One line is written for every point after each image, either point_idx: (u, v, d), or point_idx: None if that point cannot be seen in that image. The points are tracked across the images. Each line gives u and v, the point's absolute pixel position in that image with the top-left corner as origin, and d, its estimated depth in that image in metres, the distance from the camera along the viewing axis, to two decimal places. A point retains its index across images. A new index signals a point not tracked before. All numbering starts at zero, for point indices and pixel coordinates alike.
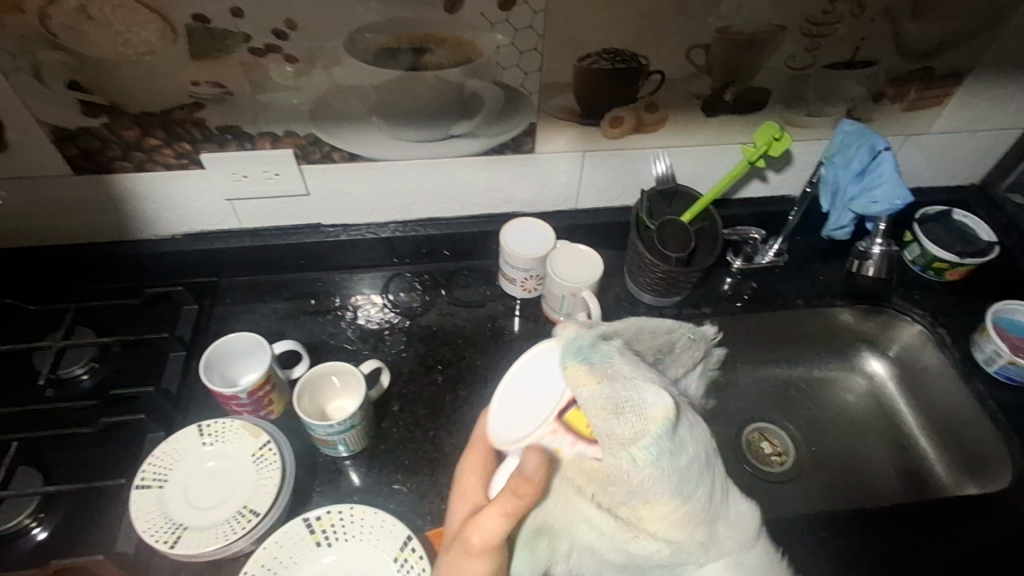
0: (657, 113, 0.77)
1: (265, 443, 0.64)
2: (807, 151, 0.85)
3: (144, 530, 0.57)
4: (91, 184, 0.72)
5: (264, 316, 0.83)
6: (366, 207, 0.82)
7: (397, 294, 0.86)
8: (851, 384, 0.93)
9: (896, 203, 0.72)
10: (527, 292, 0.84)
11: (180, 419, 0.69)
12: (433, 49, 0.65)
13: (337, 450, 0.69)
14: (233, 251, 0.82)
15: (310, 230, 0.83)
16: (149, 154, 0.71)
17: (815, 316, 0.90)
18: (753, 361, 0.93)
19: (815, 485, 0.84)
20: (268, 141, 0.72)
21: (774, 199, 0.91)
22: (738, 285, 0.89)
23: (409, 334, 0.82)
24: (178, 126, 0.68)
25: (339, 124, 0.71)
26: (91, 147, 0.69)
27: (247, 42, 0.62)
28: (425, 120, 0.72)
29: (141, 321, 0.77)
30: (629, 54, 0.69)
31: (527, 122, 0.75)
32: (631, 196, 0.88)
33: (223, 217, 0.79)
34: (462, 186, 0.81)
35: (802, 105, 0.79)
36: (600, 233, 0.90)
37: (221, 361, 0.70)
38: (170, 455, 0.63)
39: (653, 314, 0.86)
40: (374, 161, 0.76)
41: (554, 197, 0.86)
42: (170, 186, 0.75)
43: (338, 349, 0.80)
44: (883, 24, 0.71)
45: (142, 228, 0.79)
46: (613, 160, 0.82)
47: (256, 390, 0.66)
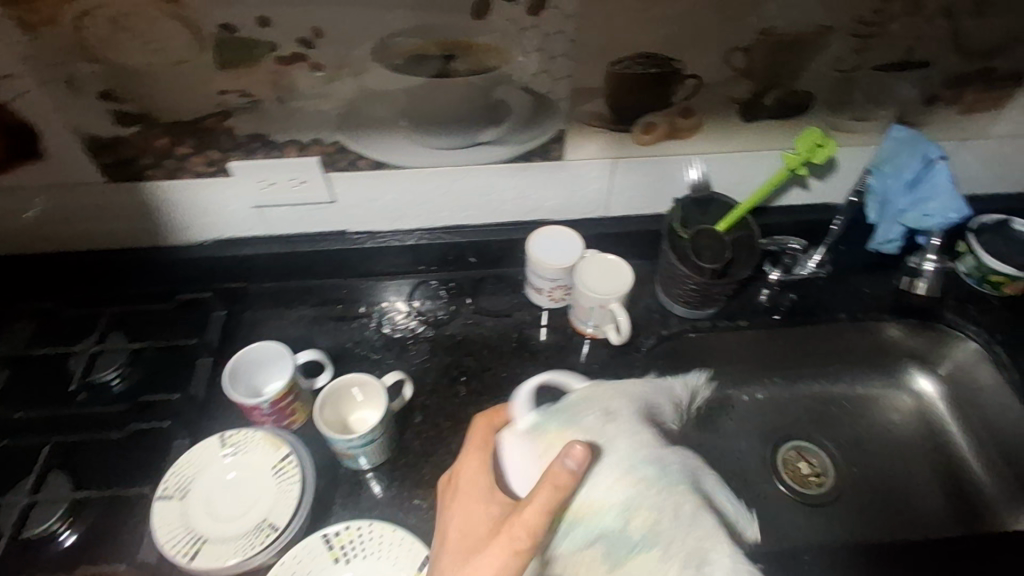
0: (692, 119, 0.73)
1: (286, 455, 0.64)
2: (852, 157, 0.80)
3: (165, 542, 0.58)
4: (125, 191, 0.73)
5: (291, 322, 0.83)
6: (393, 214, 0.81)
7: (422, 301, 0.85)
8: (897, 402, 0.88)
9: (951, 216, 0.69)
10: (554, 301, 0.82)
11: (206, 426, 0.70)
12: (461, 55, 0.64)
13: (359, 463, 0.68)
14: (261, 258, 0.82)
15: (337, 237, 0.83)
16: (179, 162, 0.71)
17: (859, 331, 0.86)
18: (791, 376, 0.89)
19: (856, 510, 0.80)
20: (295, 149, 0.71)
21: (816, 207, 0.87)
22: (776, 296, 0.85)
23: (434, 344, 0.81)
24: (207, 135, 0.69)
25: (366, 131, 0.70)
26: (125, 156, 0.70)
27: (274, 51, 0.62)
28: (452, 127, 0.71)
29: (172, 327, 0.78)
30: (663, 58, 0.67)
31: (556, 128, 0.73)
32: (665, 203, 0.85)
33: (252, 223, 0.80)
34: (489, 192, 0.80)
35: (848, 109, 0.74)
36: (632, 241, 0.87)
37: (245, 370, 0.70)
38: (192, 466, 0.63)
39: (685, 327, 0.83)
40: (399, 169, 0.75)
41: (584, 205, 0.83)
42: (200, 194, 0.75)
43: (363, 357, 0.80)
44: (939, 23, 0.66)
45: (174, 234, 0.80)
46: (645, 167, 0.79)
47: (279, 401, 0.67)
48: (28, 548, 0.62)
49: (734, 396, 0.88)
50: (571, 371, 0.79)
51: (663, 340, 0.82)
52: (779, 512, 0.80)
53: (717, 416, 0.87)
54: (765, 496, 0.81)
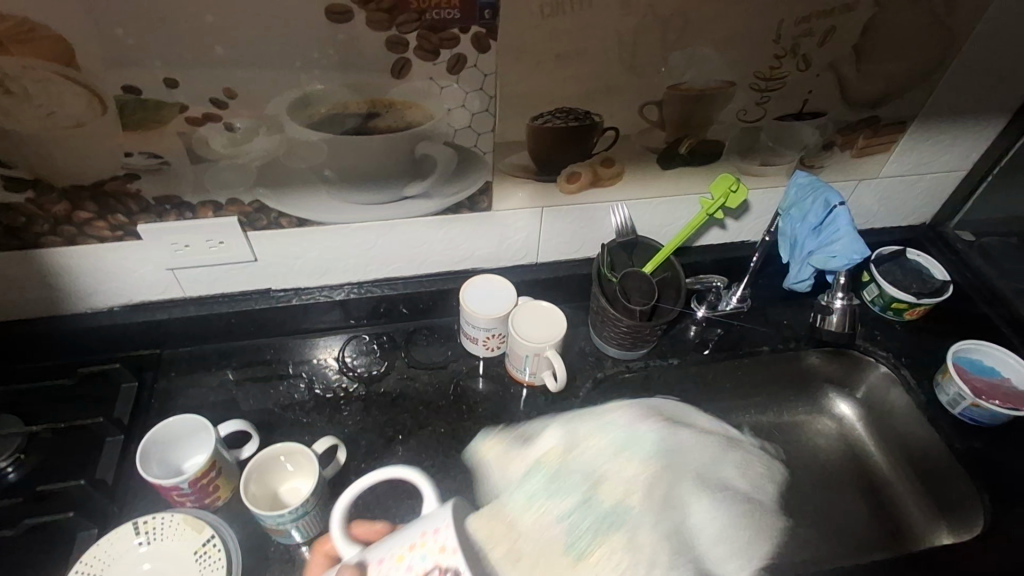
0: (613, 168, 0.76)
1: (209, 538, 0.59)
2: (763, 198, 0.85)
3: None
4: (18, 260, 0.68)
5: (211, 389, 0.78)
6: (319, 270, 0.78)
7: (354, 358, 0.82)
8: (820, 427, 0.92)
9: (853, 258, 0.72)
10: (489, 350, 0.81)
11: (115, 512, 0.64)
12: (381, 113, 0.64)
13: (291, 537, 0.64)
14: (176, 322, 0.77)
15: (260, 295, 0.79)
16: (80, 227, 0.66)
17: (782, 362, 0.90)
18: (722, 408, 0.92)
19: (791, 536, 0.82)
20: (211, 210, 0.68)
21: (735, 245, 0.91)
22: (704, 331, 0.89)
23: (367, 402, 0.78)
24: (112, 198, 0.65)
25: (286, 189, 0.68)
26: (16, 223, 0.64)
27: (183, 112, 0.59)
28: (377, 182, 0.70)
29: (75, 403, 0.72)
30: (581, 112, 0.69)
31: (482, 180, 0.73)
32: (593, 248, 0.86)
33: (165, 286, 0.75)
34: (417, 244, 0.79)
35: (755, 155, 0.79)
36: (563, 285, 0.88)
37: (161, 446, 0.65)
38: (100, 560, 0.57)
39: (620, 368, 0.84)
40: (323, 225, 0.73)
41: (514, 252, 0.84)
42: (106, 259, 0.70)
43: (292, 422, 0.76)
44: (828, 78, 0.72)
45: (76, 302, 0.74)
46: (572, 214, 0.80)
47: (200, 478, 0.62)
48: None
49: None
50: (510, 420, 0.79)
51: (600, 383, 0.83)
52: None
53: None
54: None
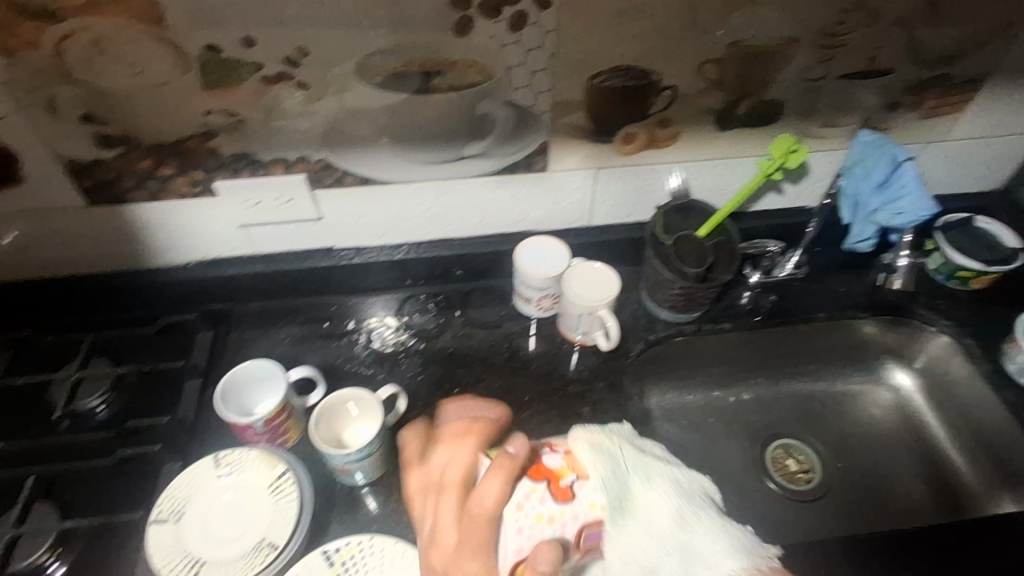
0: (670, 129, 0.76)
1: (282, 473, 0.63)
2: (823, 161, 0.83)
3: (163, 566, 0.57)
4: (107, 214, 0.73)
5: (279, 341, 0.83)
6: (380, 230, 0.81)
7: (411, 315, 0.85)
8: (877, 397, 0.91)
9: (920, 215, 0.73)
10: (542, 311, 0.83)
11: (196, 448, 0.69)
12: (444, 72, 0.65)
13: (354, 479, 0.68)
14: (247, 277, 0.81)
15: (324, 254, 0.83)
16: (163, 183, 0.71)
17: (838, 330, 0.88)
18: (775, 375, 0.91)
19: (844, 503, 0.82)
20: (282, 167, 0.72)
21: (792, 211, 0.90)
22: (757, 298, 0.88)
23: (425, 357, 0.81)
24: (192, 155, 0.68)
25: (352, 147, 0.71)
26: (107, 179, 0.69)
27: (259, 71, 0.62)
28: (438, 142, 0.72)
29: (157, 350, 0.77)
30: (639, 71, 0.69)
31: (540, 140, 0.74)
32: (647, 211, 0.87)
33: (238, 243, 0.79)
34: (474, 205, 0.81)
35: (816, 116, 0.78)
36: (615, 248, 0.89)
37: (236, 389, 0.70)
38: (186, 488, 0.62)
39: (672, 331, 0.85)
40: (386, 184, 0.76)
41: (568, 215, 0.85)
42: (184, 215, 0.75)
43: (354, 374, 0.80)
44: (897, 34, 0.70)
45: (157, 256, 0.79)
46: (626, 176, 0.81)
47: (274, 418, 0.66)
48: None
49: (721, 398, 0.90)
50: (562, 379, 0.80)
51: (650, 345, 0.84)
52: (771, 509, 0.81)
53: (707, 418, 0.88)
54: (755, 493, 0.82)
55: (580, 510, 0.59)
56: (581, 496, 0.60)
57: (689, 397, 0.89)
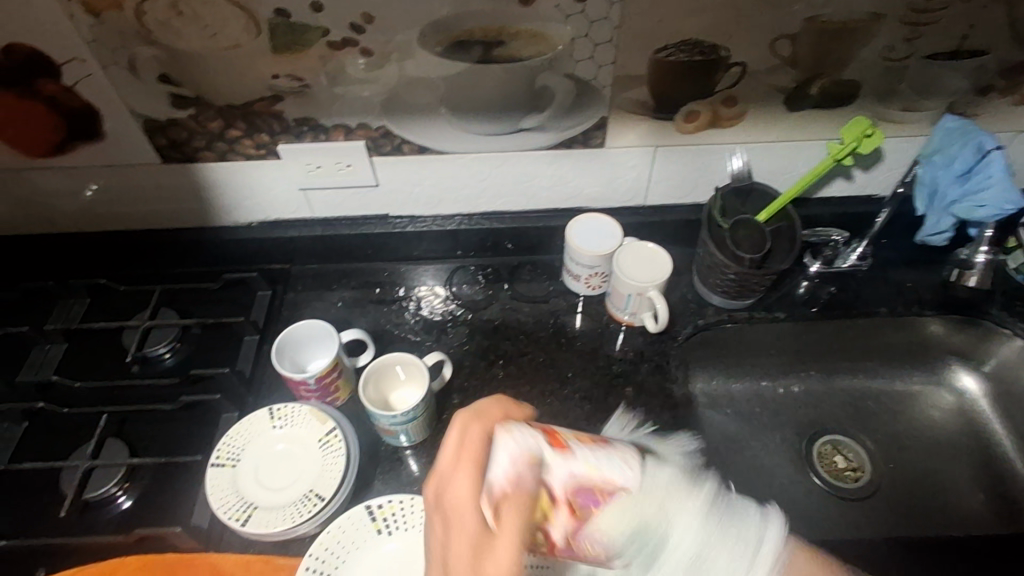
0: (736, 107, 0.73)
1: (332, 429, 0.66)
2: (899, 148, 0.79)
3: (219, 507, 0.60)
4: (178, 172, 0.76)
5: (332, 304, 0.85)
6: (434, 200, 0.82)
7: (460, 286, 0.86)
8: (937, 400, 0.86)
9: (1004, 208, 0.68)
10: (590, 289, 0.83)
11: (252, 400, 0.72)
12: (506, 41, 0.65)
13: (398, 440, 0.70)
14: (305, 240, 0.84)
15: (379, 221, 0.85)
16: (230, 144, 0.73)
17: (900, 326, 0.84)
18: (828, 369, 0.88)
19: (893, 505, 0.79)
20: (342, 133, 0.73)
21: (860, 199, 0.86)
22: (815, 289, 0.85)
23: (472, 327, 0.82)
24: (259, 118, 0.71)
25: (411, 116, 0.72)
26: (179, 138, 0.72)
27: (324, 36, 0.63)
28: (496, 113, 0.71)
29: (220, 305, 0.81)
30: (708, 45, 0.66)
31: (599, 115, 0.73)
32: (705, 193, 0.84)
33: (298, 206, 0.82)
34: (527, 179, 0.80)
35: (895, 99, 0.73)
36: (669, 230, 0.87)
37: (291, 346, 0.72)
38: (243, 436, 0.65)
39: (722, 317, 0.83)
40: (442, 154, 0.76)
41: (622, 193, 0.83)
42: (249, 176, 0.77)
43: (402, 339, 0.82)
44: (996, 11, 0.64)
45: (222, 215, 0.83)
46: (686, 155, 0.79)
47: (324, 377, 0.68)
48: (87, 510, 0.64)
49: (769, 389, 0.87)
50: (607, 358, 0.80)
51: (700, 329, 0.82)
52: (814, 504, 0.79)
53: (753, 408, 0.86)
54: (800, 487, 0.80)
55: (574, 466, 0.46)
56: (577, 454, 0.47)
57: (736, 385, 0.87)
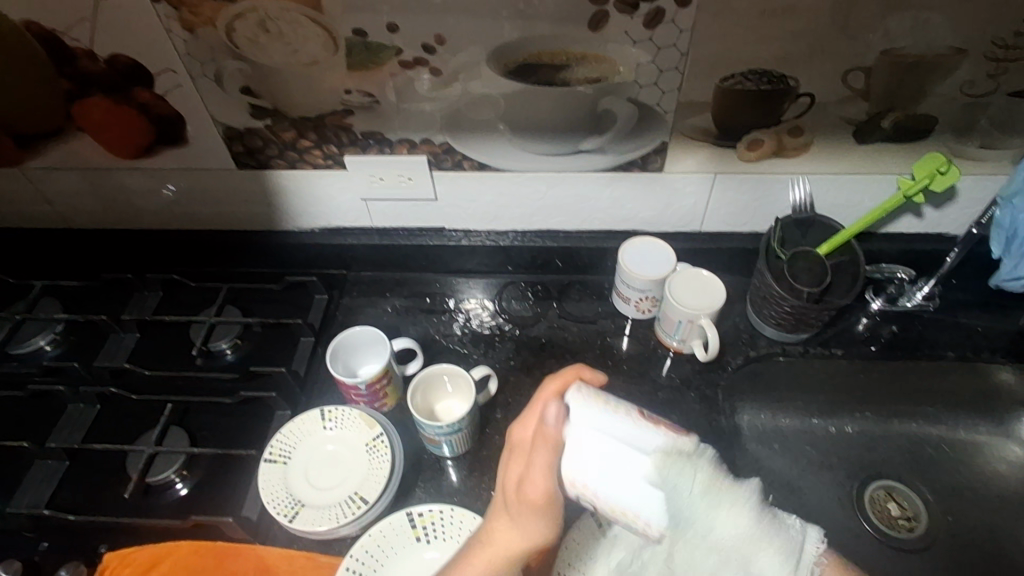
0: (801, 138, 0.72)
1: (379, 434, 0.68)
2: (974, 186, 0.75)
3: (269, 501, 0.63)
4: (251, 178, 0.80)
5: (385, 311, 0.88)
6: (489, 215, 0.84)
7: (509, 301, 0.87)
8: (1003, 452, 0.80)
9: None
10: (640, 313, 0.82)
11: (305, 399, 0.75)
12: (571, 65, 0.66)
13: (441, 449, 0.71)
14: (362, 247, 0.87)
15: (434, 232, 0.87)
16: (301, 154, 0.77)
17: (968, 373, 0.80)
18: (884, 412, 0.83)
19: (949, 560, 0.74)
20: (406, 147, 0.75)
21: (928, 237, 0.83)
22: (875, 327, 0.82)
23: (518, 342, 0.83)
24: (329, 130, 0.74)
25: (473, 134, 0.73)
26: (254, 146, 0.76)
27: (397, 55, 0.66)
28: (557, 134, 0.72)
29: (279, 304, 0.84)
30: (777, 75, 0.65)
31: (660, 140, 0.73)
32: (763, 223, 0.83)
33: (358, 214, 0.85)
34: (583, 199, 0.81)
35: (973, 135, 0.70)
36: (724, 257, 0.86)
37: (345, 350, 0.75)
38: (294, 434, 0.68)
39: (774, 350, 0.81)
40: (500, 171, 0.78)
41: (678, 218, 0.83)
42: (315, 184, 0.81)
43: (449, 350, 0.83)
44: None
45: (287, 220, 0.86)
46: (746, 184, 0.77)
47: (375, 382, 0.70)
48: (148, 493, 0.67)
49: (820, 427, 0.83)
50: (653, 383, 0.79)
51: (750, 361, 0.81)
52: (864, 551, 0.76)
53: (802, 446, 0.82)
54: (849, 533, 0.77)
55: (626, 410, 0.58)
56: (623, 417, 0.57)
57: (786, 421, 0.84)
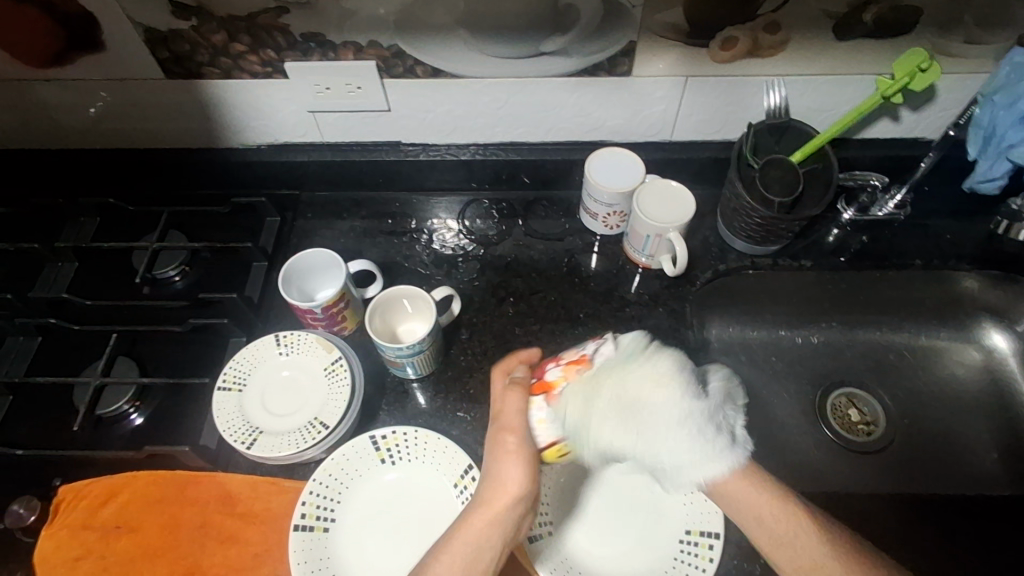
0: (778, 35, 0.67)
1: (337, 358, 0.66)
2: (955, 85, 0.72)
3: (225, 429, 0.61)
4: (183, 89, 0.73)
5: (343, 233, 0.84)
6: (448, 126, 0.78)
7: (473, 220, 0.84)
8: (963, 356, 0.82)
9: None
10: (608, 228, 0.80)
11: (261, 325, 0.72)
12: None
13: (405, 371, 0.69)
14: (314, 165, 0.81)
15: (390, 147, 0.81)
16: (236, 60, 0.69)
17: (932, 281, 0.80)
18: (851, 322, 0.83)
19: (903, 460, 0.77)
20: (351, 52, 0.69)
21: (903, 142, 0.80)
22: (846, 238, 0.82)
23: (483, 263, 0.80)
24: (263, 32, 0.66)
25: (424, 35, 0.67)
26: (182, 52, 0.68)
27: None
28: (516, 34, 0.66)
29: (228, 228, 0.80)
30: None
31: (627, 39, 0.67)
32: (735, 131, 0.79)
33: (307, 129, 0.79)
34: (547, 108, 0.76)
35: (958, 30, 0.66)
36: (696, 167, 0.82)
37: (298, 274, 0.71)
38: (250, 361, 0.65)
39: (744, 263, 0.80)
40: (456, 78, 0.71)
41: (647, 127, 0.79)
42: (256, 95, 0.74)
43: (411, 272, 0.80)
44: None
45: (230, 136, 0.80)
46: (718, 87, 0.73)
47: (331, 307, 0.66)
48: (100, 425, 0.65)
49: (787, 338, 0.83)
50: (621, 300, 0.78)
51: (720, 275, 0.80)
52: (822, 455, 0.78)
53: (768, 357, 0.83)
54: (810, 438, 0.78)
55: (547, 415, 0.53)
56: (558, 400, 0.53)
57: (753, 333, 0.84)
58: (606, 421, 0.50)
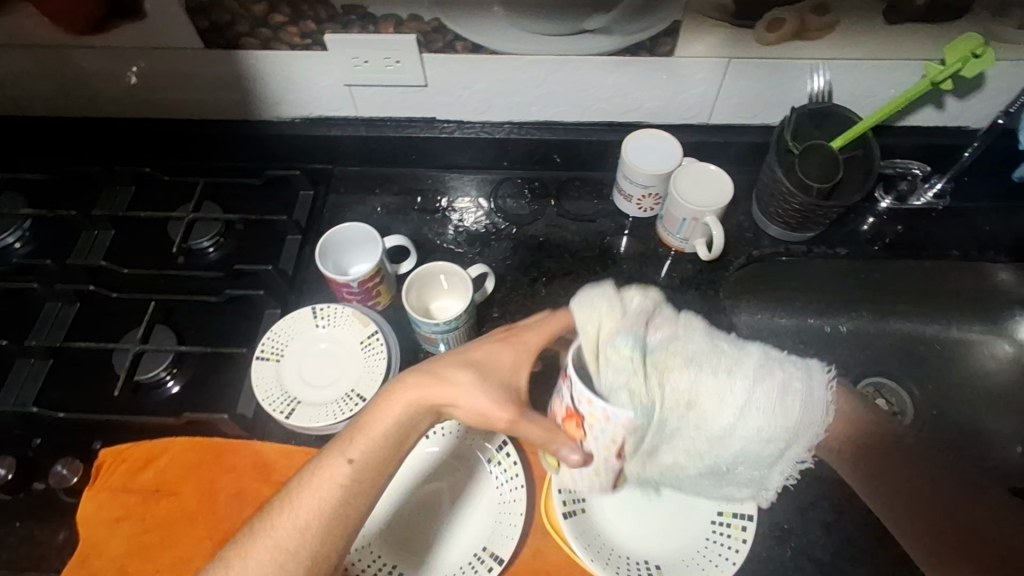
0: (825, 18, 0.66)
1: (373, 332, 0.66)
2: (1004, 73, 0.70)
3: (264, 399, 0.62)
4: (221, 60, 0.73)
5: (374, 209, 0.84)
6: (483, 104, 0.78)
7: (505, 199, 0.83)
8: (994, 350, 0.80)
9: None
10: (642, 211, 0.79)
11: (295, 298, 0.73)
12: None
13: (439, 348, 0.70)
14: (348, 140, 0.81)
15: (425, 124, 0.81)
16: (275, 31, 0.69)
17: (967, 272, 0.79)
18: (883, 311, 0.82)
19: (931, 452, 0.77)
20: (392, 24, 0.68)
21: (945, 130, 0.78)
22: (881, 226, 0.81)
23: (515, 242, 0.80)
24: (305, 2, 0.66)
25: (465, 9, 0.66)
26: (222, 21, 0.68)
27: None
28: (559, 11, 0.65)
29: (261, 200, 0.80)
30: None
31: (672, 19, 0.66)
32: (774, 115, 0.78)
33: (342, 103, 0.78)
34: (586, 87, 0.75)
35: (1011, 15, 0.65)
36: (733, 152, 0.81)
37: (334, 249, 0.71)
38: (286, 333, 0.66)
39: (778, 249, 0.79)
40: (495, 54, 0.71)
41: (686, 109, 0.78)
42: (293, 68, 0.74)
43: (443, 250, 0.80)
44: None
45: (265, 109, 0.80)
46: (760, 70, 0.72)
47: (367, 281, 0.67)
48: (138, 391, 0.66)
49: (816, 327, 0.82)
50: (653, 283, 0.78)
51: (753, 261, 0.79)
52: None
53: (797, 345, 0.82)
54: None
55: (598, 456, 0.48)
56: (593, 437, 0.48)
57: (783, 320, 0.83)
58: (672, 419, 0.49)
